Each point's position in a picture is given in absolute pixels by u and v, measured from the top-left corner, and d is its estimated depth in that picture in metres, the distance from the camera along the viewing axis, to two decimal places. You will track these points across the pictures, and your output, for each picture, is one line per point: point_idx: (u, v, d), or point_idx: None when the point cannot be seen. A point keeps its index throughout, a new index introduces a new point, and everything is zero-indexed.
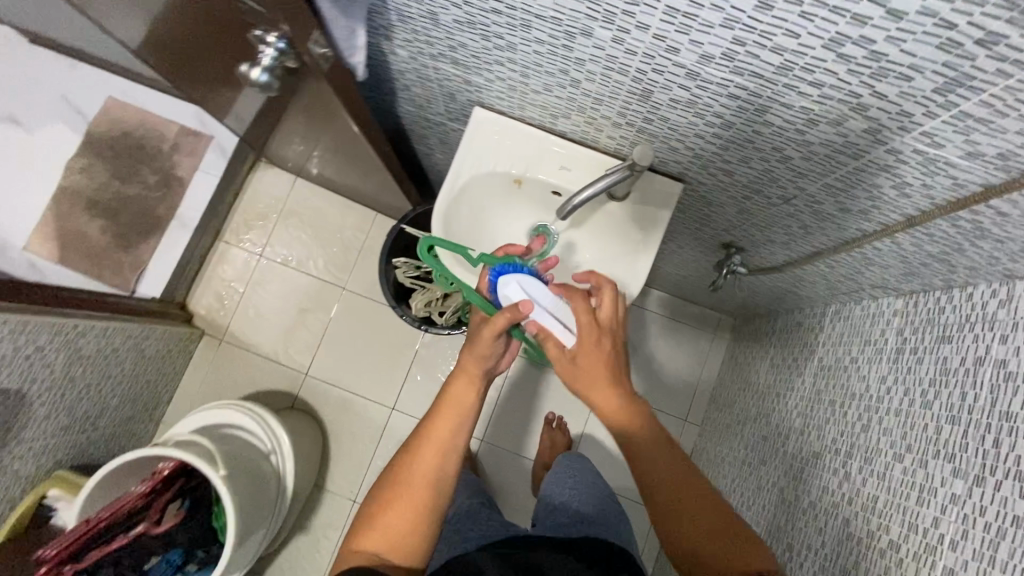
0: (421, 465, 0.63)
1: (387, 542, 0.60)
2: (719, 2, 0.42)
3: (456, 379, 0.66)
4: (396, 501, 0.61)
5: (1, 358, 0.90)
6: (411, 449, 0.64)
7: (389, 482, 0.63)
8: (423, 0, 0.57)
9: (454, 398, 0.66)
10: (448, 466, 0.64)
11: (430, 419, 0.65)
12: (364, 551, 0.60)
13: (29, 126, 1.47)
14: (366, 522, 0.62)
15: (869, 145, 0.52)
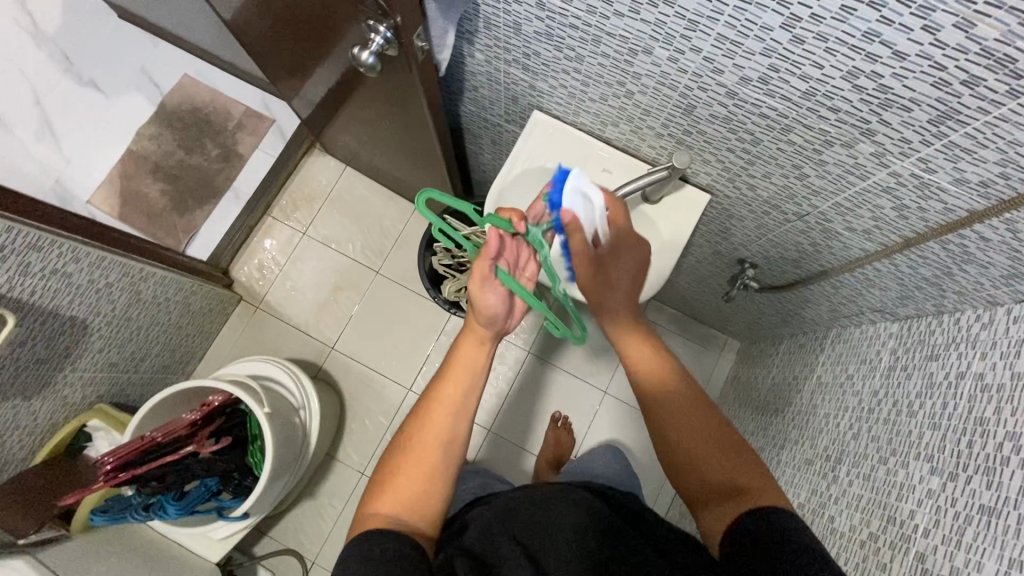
0: (433, 425, 0.61)
1: (402, 502, 0.57)
2: (762, 34, 0.53)
3: (464, 342, 0.66)
4: (409, 462, 0.59)
5: (77, 287, 0.99)
6: (420, 412, 0.62)
7: (399, 446, 0.60)
8: (511, 13, 0.68)
9: (462, 359, 0.65)
10: (459, 425, 0.62)
11: (438, 381, 0.63)
12: (377, 515, 0.56)
13: (107, 92, 1.59)
14: (378, 488, 0.58)
15: (874, 168, 0.62)
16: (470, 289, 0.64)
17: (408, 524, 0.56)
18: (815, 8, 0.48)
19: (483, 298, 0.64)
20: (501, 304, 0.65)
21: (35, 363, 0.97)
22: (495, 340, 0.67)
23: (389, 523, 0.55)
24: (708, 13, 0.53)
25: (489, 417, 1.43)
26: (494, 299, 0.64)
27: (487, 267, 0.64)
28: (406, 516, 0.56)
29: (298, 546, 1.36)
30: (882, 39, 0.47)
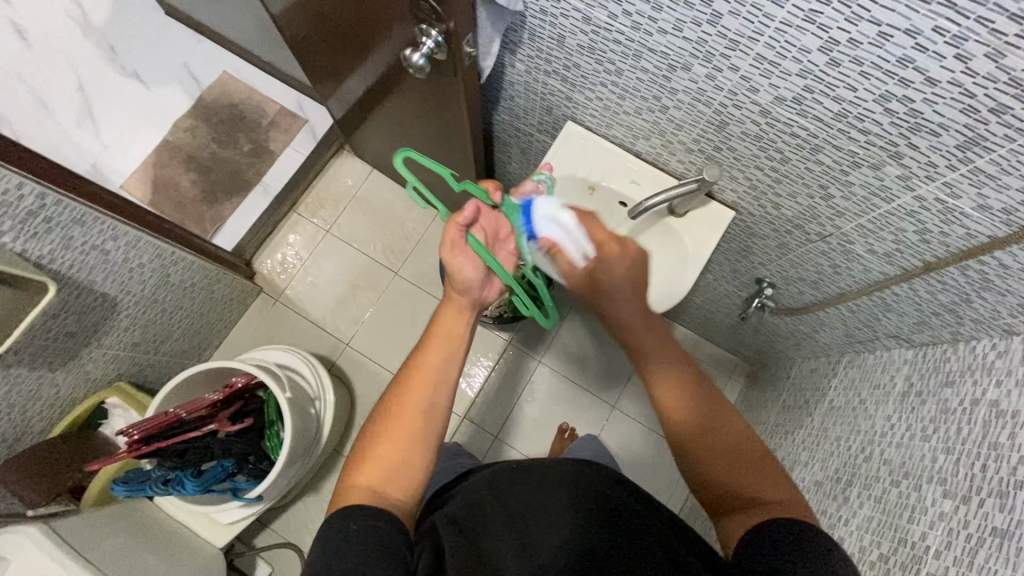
0: (410, 396, 0.60)
1: (381, 474, 0.57)
2: (799, 56, 0.56)
3: (444, 311, 0.65)
4: (388, 433, 0.59)
5: (112, 264, 1.02)
6: (399, 383, 0.62)
7: (379, 417, 0.61)
8: (557, 26, 0.72)
9: (441, 329, 0.64)
10: (439, 398, 0.61)
11: (418, 354, 0.63)
12: (356, 487, 0.57)
13: (149, 83, 1.65)
14: (359, 458, 0.59)
15: (899, 191, 0.65)
16: (442, 255, 0.63)
17: (386, 496, 0.56)
18: (853, 34, 0.51)
19: (458, 268, 0.63)
20: (475, 275, 0.63)
21: (64, 336, 1.00)
22: (474, 309, 0.66)
23: (368, 497, 0.56)
24: (749, 34, 0.57)
25: (496, 423, 1.42)
26: (467, 272, 0.63)
27: (458, 236, 0.63)
28: (384, 489, 0.57)
29: (298, 540, 1.34)
30: (915, 65, 0.50)
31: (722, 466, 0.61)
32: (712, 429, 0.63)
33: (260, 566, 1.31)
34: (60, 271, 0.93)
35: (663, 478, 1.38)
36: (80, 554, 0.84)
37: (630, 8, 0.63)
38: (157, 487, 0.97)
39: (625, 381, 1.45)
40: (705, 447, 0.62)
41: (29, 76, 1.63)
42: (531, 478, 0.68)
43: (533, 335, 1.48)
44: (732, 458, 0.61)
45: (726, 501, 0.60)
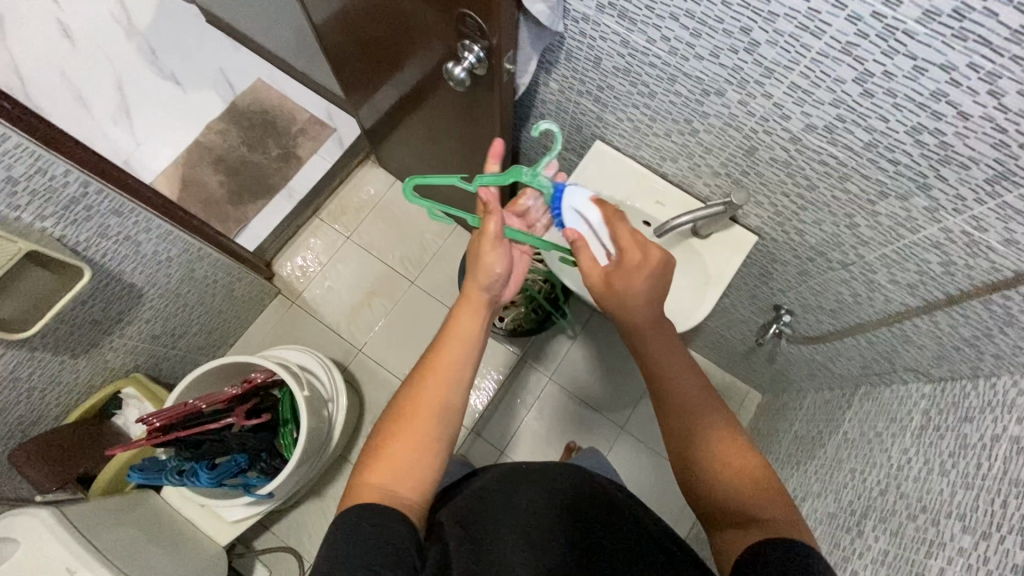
0: (426, 395, 0.60)
1: (393, 473, 0.57)
2: (834, 86, 0.59)
3: (462, 312, 0.66)
4: (401, 431, 0.59)
5: (142, 255, 1.05)
6: (414, 382, 0.62)
7: (392, 416, 0.60)
8: (595, 48, 0.75)
9: (457, 329, 0.65)
10: (455, 395, 0.62)
11: (433, 353, 0.63)
12: (369, 486, 0.56)
13: (186, 87, 1.70)
14: (371, 457, 0.58)
15: (925, 222, 0.66)
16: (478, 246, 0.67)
17: (398, 496, 0.56)
18: (888, 66, 0.53)
19: (490, 259, 0.66)
20: (505, 268, 0.67)
21: (90, 323, 1.02)
22: (492, 308, 0.68)
23: (379, 495, 0.55)
24: (785, 63, 0.60)
25: (503, 439, 1.41)
26: (498, 266, 0.66)
27: (495, 230, 0.66)
28: (396, 489, 0.56)
29: (298, 545, 1.33)
30: (948, 99, 0.52)
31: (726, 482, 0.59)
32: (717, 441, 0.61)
33: (257, 569, 1.30)
34: (93, 259, 0.96)
35: (669, 503, 1.36)
36: (86, 540, 0.84)
37: (668, 33, 0.66)
38: (172, 477, 0.99)
39: (634, 404, 1.44)
40: (709, 462, 0.60)
41: (74, 76, 1.70)
42: (535, 482, 0.70)
43: (545, 351, 1.48)
44: (737, 473, 0.59)
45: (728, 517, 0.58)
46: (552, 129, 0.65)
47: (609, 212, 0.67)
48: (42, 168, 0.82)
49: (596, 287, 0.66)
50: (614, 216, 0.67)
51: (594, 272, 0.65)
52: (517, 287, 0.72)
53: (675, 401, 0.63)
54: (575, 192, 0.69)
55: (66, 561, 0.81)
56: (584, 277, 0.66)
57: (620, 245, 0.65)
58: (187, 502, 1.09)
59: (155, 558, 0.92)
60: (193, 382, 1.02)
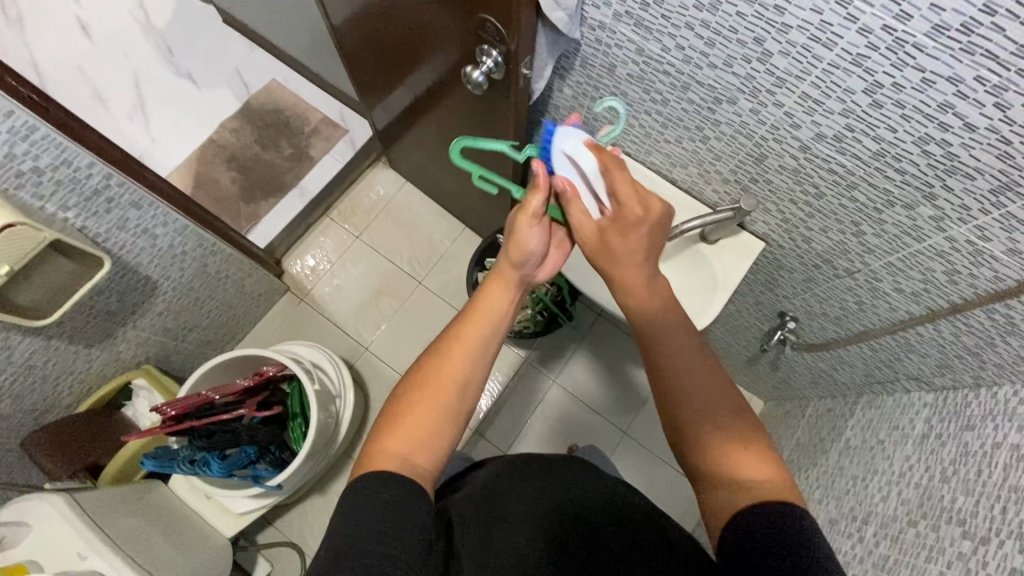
0: (450, 365, 0.61)
1: (415, 443, 0.58)
2: (844, 96, 0.61)
3: (492, 285, 0.66)
4: (424, 400, 0.59)
5: (158, 248, 1.06)
6: (439, 351, 0.63)
7: (412, 385, 0.61)
8: (610, 55, 0.77)
9: (486, 303, 0.65)
10: (474, 370, 0.62)
11: (461, 323, 0.64)
12: (388, 452, 0.56)
13: (201, 85, 1.73)
14: (391, 423, 0.59)
15: (931, 231, 0.68)
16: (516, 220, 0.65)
17: (417, 467, 0.57)
18: (897, 78, 0.55)
19: (524, 236, 0.66)
20: (540, 247, 0.66)
21: (105, 314, 1.04)
22: (522, 288, 0.68)
23: (400, 463, 0.56)
24: (797, 73, 0.62)
25: (507, 440, 1.42)
26: (531, 240, 0.65)
27: (539, 207, 0.65)
28: (415, 459, 0.57)
29: (301, 541, 1.33)
30: (955, 111, 0.54)
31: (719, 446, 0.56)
32: (711, 404, 0.58)
33: (259, 564, 1.30)
34: (111, 251, 0.98)
35: (670, 507, 1.37)
36: (97, 527, 0.85)
37: (683, 43, 0.68)
38: (183, 466, 0.98)
39: (637, 409, 1.45)
40: (702, 424, 0.57)
41: (93, 72, 1.73)
42: (538, 474, 0.71)
43: (550, 354, 1.49)
44: (731, 439, 0.56)
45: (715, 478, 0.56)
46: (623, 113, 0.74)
47: (607, 160, 0.63)
48: (68, 160, 0.84)
49: (591, 244, 0.64)
50: (612, 163, 0.63)
51: (584, 227, 0.64)
52: (552, 273, 0.70)
53: (674, 361, 0.60)
54: (565, 134, 0.66)
55: (78, 546, 0.82)
56: (576, 231, 0.65)
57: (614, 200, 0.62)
58: (195, 493, 1.10)
59: (162, 546, 0.93)
60: (206, 372, 1.04)
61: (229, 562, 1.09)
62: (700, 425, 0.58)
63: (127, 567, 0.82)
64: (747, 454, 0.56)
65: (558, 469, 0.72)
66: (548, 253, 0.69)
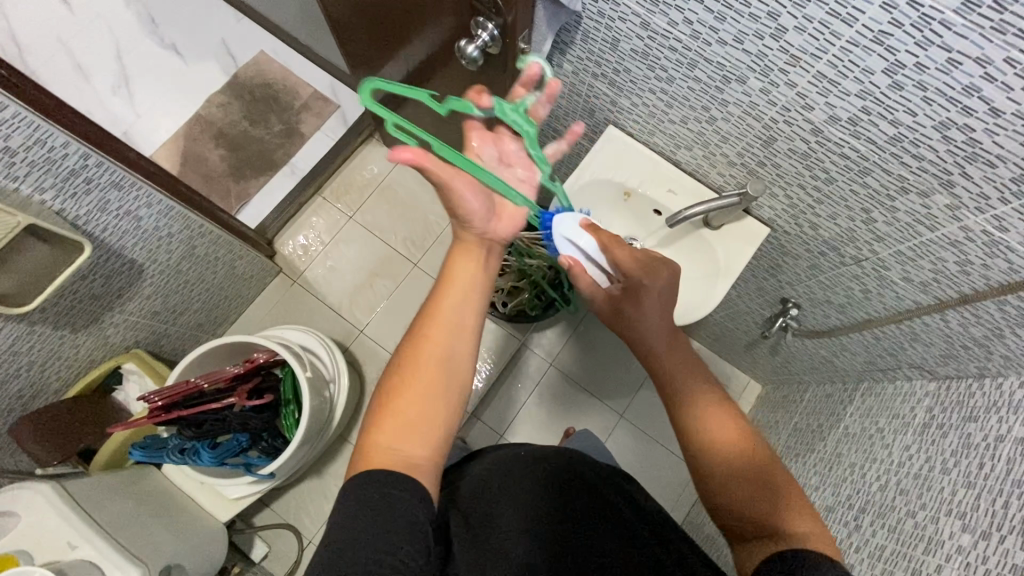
0: (426, 344, 0.60)
1: (400, 430, 0.56)
2: (862, 76, 0.57)
3: (457, 257, 0.66)
4: (407, 387, 0.58)
5: (142, 230, 1.03)
6: (414, 336, 0.61)
7: (391, 374, 0.60)
8: (613, 29, 0.73)
9: (456, 278, 0.64)
10: (457, 343, 0.61)
11: (432, 303, 0.63)
12: (378, 447, 0.55)
13: (186, 57, 1.66)
14: (377, 415, 0.57)
15: (945, 220, 0.65)
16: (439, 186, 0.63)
17: (410, 457, 0.55)
18: (921, 58, 0.52)
19: (461, 198, 0.63)
20: (481, 207, 0.65)
21: (90, 298, 1.01)
22: (488, 248, 0.67)
23: (391, 457, 0.54)
24: (812, 51, 0.58)
25: (502, 423, 1.41)
26: (469, 204, 0.63)
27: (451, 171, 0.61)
28: (406, 447, 0.55)
29: (297, 522, 1.34)
30: (981, 94, 0.51)
31: (743, 497, 0.58)
32: (731, 445, 0.60)
33: (257, 545, 1.30)
34: (93, 234, 0.94)
35: (664, 489, 1.38)
36: (88, 515, 0.84)
37: (691, 16, 0.64)
38: (172, 456, 1.00)
39: (633, 393, 1.44)
40: (725, 473, 0.60)
41: (73, 42, 1.65)
42: (529, 468, 0.69)
43: (546, 338, 1.47)
44: (751, 481, 0.59)
45: (744, 526, 0.58)
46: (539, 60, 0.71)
47: (605, 239, 0.73)
48: (42, 139, 0.80)
49: (605, 309, 0.72)
50: (612, 242, 0.72)
51: (596, 292, 0.72)
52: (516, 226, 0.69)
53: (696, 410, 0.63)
54: (566, 221, 0.77)
55: (69, 536, 0.82)
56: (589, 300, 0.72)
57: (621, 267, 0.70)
58: (188, 480, 1.09)
59: (158, 533, 0.93)
60: (193, 360, 1.02)
61: (224, 548, 1.09)
62: (721, 471, 0.60)
63: (119, 556, 0.82)
64: (773, 500, 0.57)
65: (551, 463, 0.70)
66: (500, 211, 0.68)
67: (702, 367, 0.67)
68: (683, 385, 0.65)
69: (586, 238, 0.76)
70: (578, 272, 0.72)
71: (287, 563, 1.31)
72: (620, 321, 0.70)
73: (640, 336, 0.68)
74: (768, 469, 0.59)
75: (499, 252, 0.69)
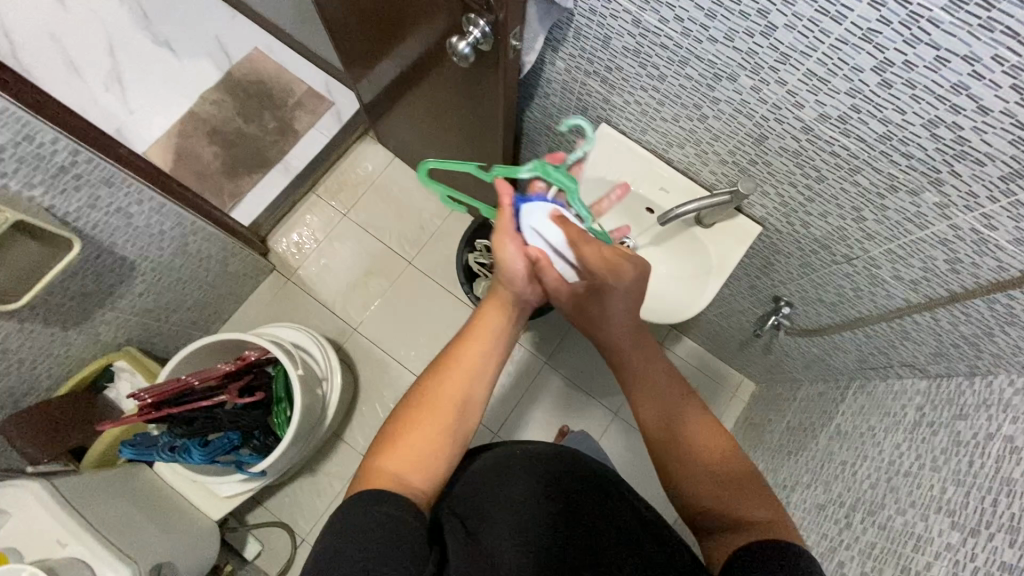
0: (449, 385, 0.62)
1: (412, 462, 0.57)
2: (851, 74, 0.57)
3: (489, 307, 0.68)
4: (424, 422, 0.59)
5: (133, 227, 1.02)
6: (438, 370, 0.64)
7: (410, 402, 0.62)
8: (605, 26, 0.73)
9: (482, 322, 0.66)
10: (477, 392, 0.63)
11: (458, 342, 0.65)
12: (383, 469, 0.56)
13: (180, 54, 1.65)
14: (389, 442, 0.58)
15: (935, 219, 0.65)
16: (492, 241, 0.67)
17: (411, 484, 0.56)
18: (909, 55, 0.52)
19: (506, 254, 0.66)
20: (522, 261, 0.66)
21: (80, 296, 1.00)
22: (521, 307, 0.69)
23: (395, 481, 0.55)
24: (802, 49, 0.58)
25: (496, 421, 1.41)
26: (513, 260, 0.66)
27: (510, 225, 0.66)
28: (411, 475, 0.56)
29: (291, 520, 1.33)
30: (969, 92, 0.51)
31: (700, 488, 0.60)
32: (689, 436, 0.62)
33: (249, 544, 1.29)
34: (83, 231, 0.93)
35: (658, 488, 1.38)
36: (79, 514, 0.84)
37: (682, 13, 0.64)
38: (163, 453, 0.99)
39: None
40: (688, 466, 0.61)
41: (64, 38, 1.64)
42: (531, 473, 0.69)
43: (541, 337, 1.47)
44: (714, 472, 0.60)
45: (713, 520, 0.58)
46: (586, 126, 0.70)
47: (573, 233, 0.64)
48: (30, 135, 0.79)
49: (568, 304, 0.71)
50: (578, 237, 0.63)
51: (561, 288, 0.68)
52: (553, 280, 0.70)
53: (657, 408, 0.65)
54: (532, 211, 0.66)
55: (60, 534, 0.81)
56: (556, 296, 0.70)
57: (587, 263, 0.64)
58: (179, 477, 1.08)
59: (148, 531, 0.92)
60: (185, 358, 1.02)
61: (213, 547, 1.08)
62: (682, 466, 0.62)
63: (110, 554, 0.81)
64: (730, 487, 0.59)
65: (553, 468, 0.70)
66: (537, 267, 0.69)
67: (662, 358, 0.68)
68: (643, 372, 0.67)
69: (555, 231, 0.65)
70: (545, 266, 0.65)
71: (280, 562, 1.31)
72: (583, 317, 0.70)
73: (600, 331, 0.69)
74: (728, 461, 0.61)
75: (528, 314, 0.71)
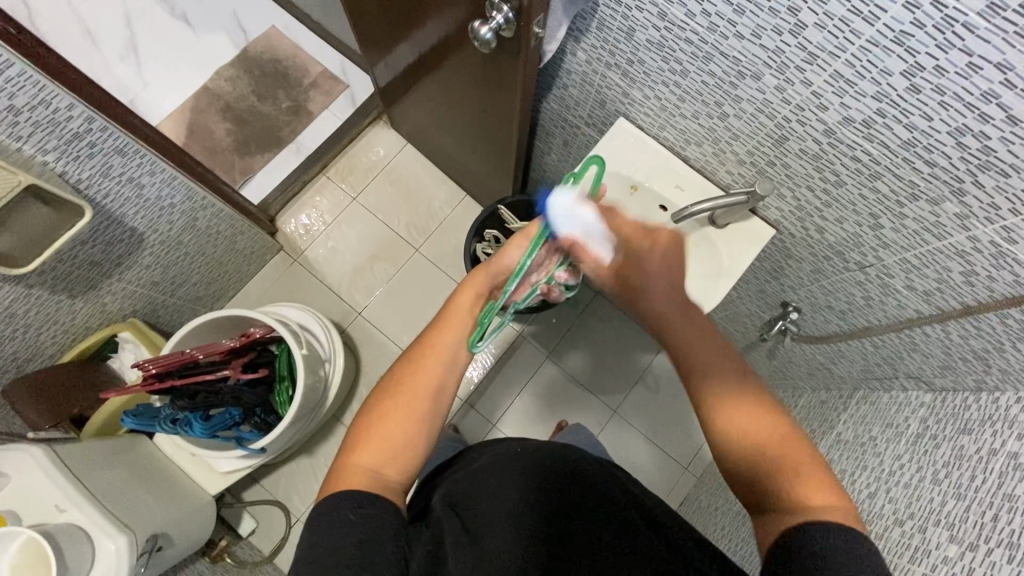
0: (427, 372, 0.62)
1: (381, 455, 0.58)
2: (879, 77, 0.56)
3: (462, 293, 0.66)
4: (395, 414, 0.59)
5: (144, 198, 1.02)
6: (410, 361, 0.63)
7: (384, 394, 0.61)
8: (630, 18, 0.72)
9: (456, 311, 0.65)
10: (449, 381, 0.63)
11: (432, 334, 0.64)
12: (355, 469, 0.56)
13: (197, 29, 1.64)
14: (362, 436, 0.59)
15: (953, 229, 0.64)
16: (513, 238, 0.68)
17: (387, 481, 0.57)
18: (940, 61, 0.51)
19: (508, 255, 0.67)
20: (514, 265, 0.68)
21: (88, 265, 1.00)
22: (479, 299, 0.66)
23: (368, 480, 0.56)
24: (830, 49, 0.57)
25: (495, 413, 1.41)
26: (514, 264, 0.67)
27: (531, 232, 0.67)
28: (384, 471, 0.57)
29: (286, 499, 1.34)
30: (999, 101, 0.50)
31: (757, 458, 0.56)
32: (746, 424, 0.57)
33: (244, 521, 1.29)
34: (94, 199, 0.93)
35: (655, 487, 1.38)
36: (78, 480, 0.84)
37: (709, 8, 0.63)
38: (165, 426, 1.00)
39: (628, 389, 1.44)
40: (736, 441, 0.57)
41: (81, 6, 1.63)
42: (524, 464, 0.69)
43: (545, 333, 1.47)
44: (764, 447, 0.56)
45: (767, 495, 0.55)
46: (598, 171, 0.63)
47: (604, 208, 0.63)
48: (47, 100, 0.79)
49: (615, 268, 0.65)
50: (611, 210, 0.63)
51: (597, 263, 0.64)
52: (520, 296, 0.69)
53: (708, 386, 0.60)
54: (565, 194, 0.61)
55: (57, 499, 0.81)
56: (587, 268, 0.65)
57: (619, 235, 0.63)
58: (182, 453, 1.10)
59: (148, 503, 0.93)
60: (190, 333, 1.03)
61: (211, 521, 1.10)
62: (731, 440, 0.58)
63: (106, 521, 0.82)
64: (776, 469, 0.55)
65: (547, 460, 0.70)
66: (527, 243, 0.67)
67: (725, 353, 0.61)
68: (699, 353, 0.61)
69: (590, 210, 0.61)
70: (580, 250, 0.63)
71: (274, 540, 1.31)
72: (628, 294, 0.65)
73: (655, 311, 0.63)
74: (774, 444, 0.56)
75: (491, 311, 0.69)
